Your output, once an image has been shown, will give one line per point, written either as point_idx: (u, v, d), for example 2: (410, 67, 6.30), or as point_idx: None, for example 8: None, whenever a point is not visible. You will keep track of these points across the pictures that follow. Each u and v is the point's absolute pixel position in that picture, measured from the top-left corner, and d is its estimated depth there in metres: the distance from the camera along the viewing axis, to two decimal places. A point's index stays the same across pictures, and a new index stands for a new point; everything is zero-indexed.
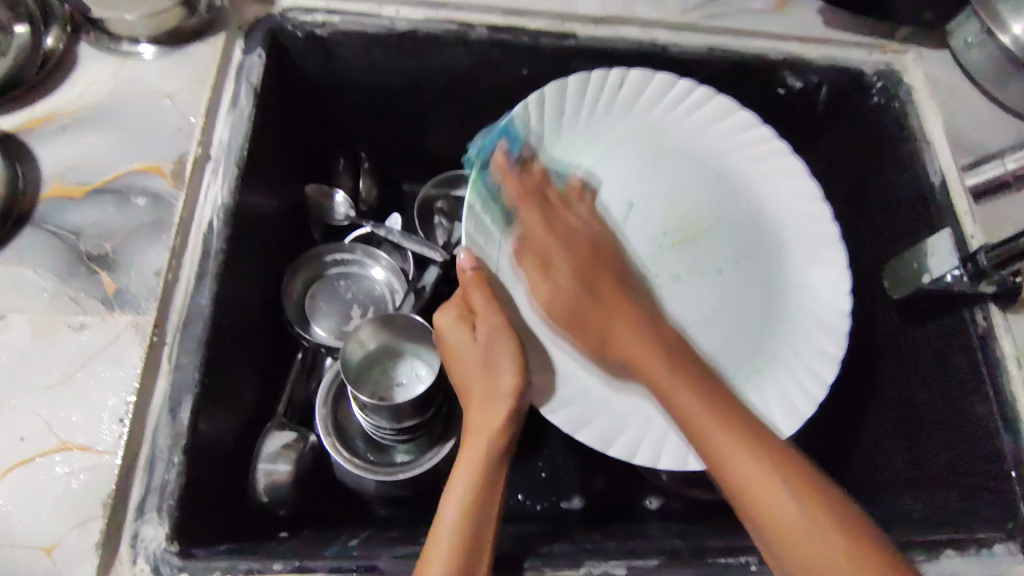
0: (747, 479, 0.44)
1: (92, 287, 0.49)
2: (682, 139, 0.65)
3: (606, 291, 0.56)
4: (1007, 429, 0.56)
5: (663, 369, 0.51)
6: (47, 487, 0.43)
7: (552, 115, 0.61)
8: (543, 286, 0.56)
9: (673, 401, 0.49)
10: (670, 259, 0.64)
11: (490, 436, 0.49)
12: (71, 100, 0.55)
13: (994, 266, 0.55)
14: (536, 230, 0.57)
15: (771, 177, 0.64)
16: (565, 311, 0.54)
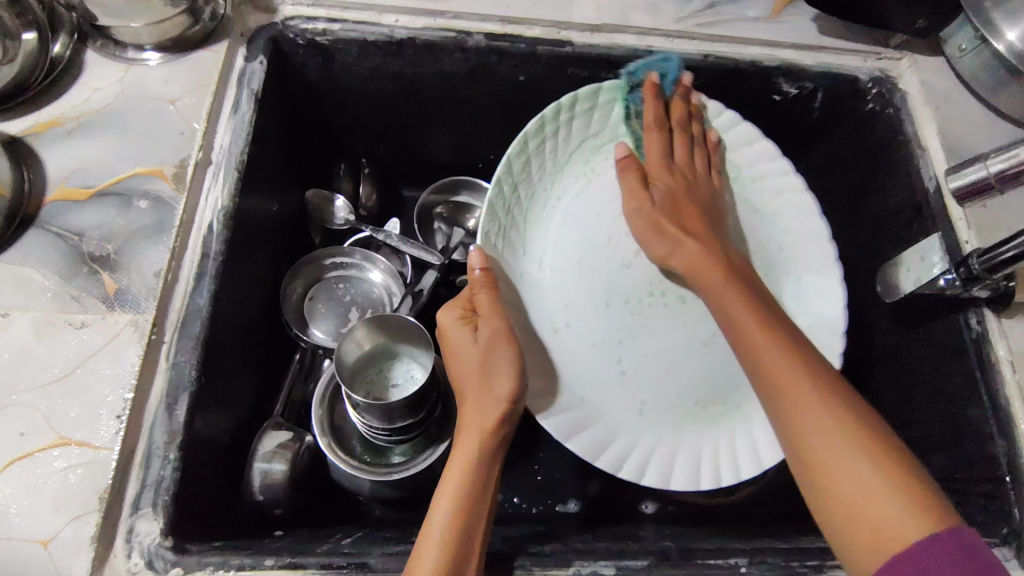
0: (812, 407, 0.43)
1: (94, 287, 0.50)
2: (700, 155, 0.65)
3: (691, 226, 0.55)
4: (1001, 435, 0.56)
5: (754, 322, 0.48)
6: (46, 481, 0.44)
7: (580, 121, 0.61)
8: (633, 199, 0.57)
9: (761, 356, 0.47)
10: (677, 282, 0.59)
11: (485, 435, 0.49)
12: (77, 105, 0.57)
13: (987, 272, 0.55)
14: (660, 161, 0.60)
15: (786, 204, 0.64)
16: (653, 228, 0.55)
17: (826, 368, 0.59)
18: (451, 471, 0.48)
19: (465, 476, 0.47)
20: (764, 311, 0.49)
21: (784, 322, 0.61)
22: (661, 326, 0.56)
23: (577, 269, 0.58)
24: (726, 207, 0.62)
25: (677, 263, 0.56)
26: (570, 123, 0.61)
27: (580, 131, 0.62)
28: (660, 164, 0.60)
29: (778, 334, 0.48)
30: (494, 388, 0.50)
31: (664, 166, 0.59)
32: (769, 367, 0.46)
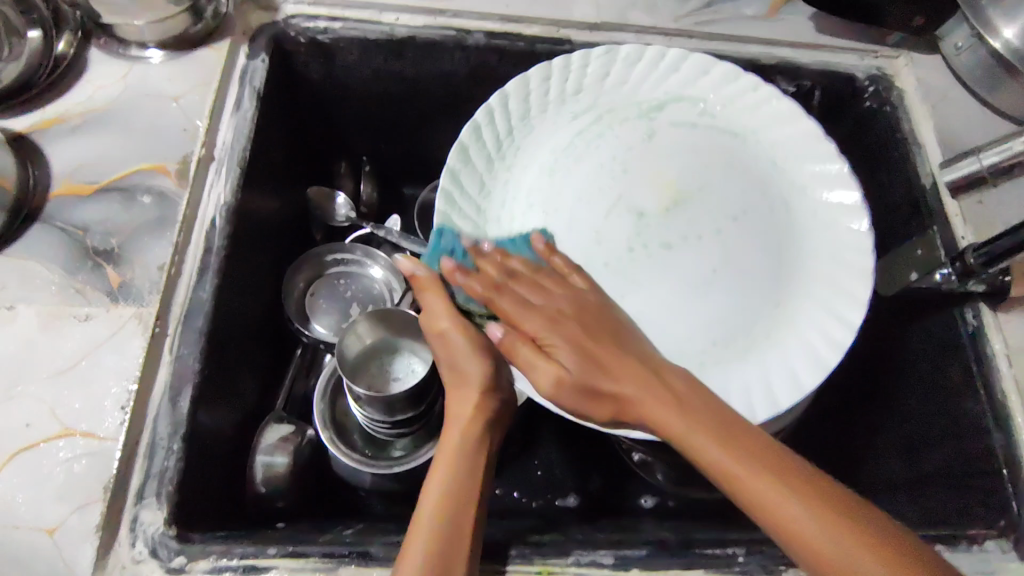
0: (766, 487, 0.42)
1: (98, 281, 0.51)
2: (660, 97, 0.62)
3: (614, 355, 0.50)
4: (997, 428, 0.56)
5: (709, 445, 0.45)
6: (51, 471, 0.44)
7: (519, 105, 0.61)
8: (542, 366, 0.50)
9: (727, 471, 0.44)
10: (662, 223, 0.57)
11: (467, 421, 0.50)
12: (81, 102, 0.58)
13: (982, 265, 0.55)
14: (530, 320, 0.52)
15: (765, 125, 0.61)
16: (576, 387, 0.50)
17: (850, 288, 0.55)
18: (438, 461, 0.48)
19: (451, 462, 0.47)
20: (712, 416, 0.46)
21: (792, 243, 0.57)
22: (653, 276, 0.56)
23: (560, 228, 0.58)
24: (698, 145, 0.60)
25: (599, 402, 0.49)
26: (513, 108, 0.61)
27: (531, 111, 0.62)
28: (547, 317, 0.52)
29: (731, 437, 0.45)
30: (467, 375, 0.52)
31: (551, 326, 0.52)
32: (727, 474, 0.44)
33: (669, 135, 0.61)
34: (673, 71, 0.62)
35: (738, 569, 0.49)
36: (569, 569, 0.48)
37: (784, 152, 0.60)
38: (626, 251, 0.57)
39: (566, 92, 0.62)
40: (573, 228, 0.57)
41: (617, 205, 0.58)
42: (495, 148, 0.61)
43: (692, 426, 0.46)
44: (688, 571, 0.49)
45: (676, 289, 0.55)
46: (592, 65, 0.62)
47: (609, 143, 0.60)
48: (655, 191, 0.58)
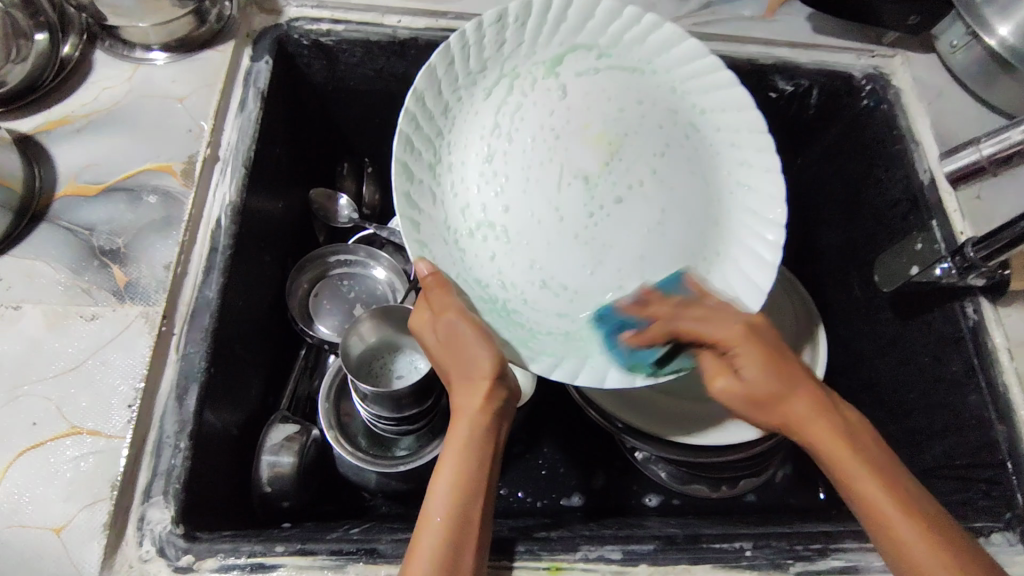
0: (866, 476, 0.42)
1: (105, 280, 0.51)
2: (570, 50, 0.57)
3: (794, 380, 0.46)
4: (1000, 420, 0.56)
5: (847, 454, 0.43)
6: (59, 469, 0.44)
7: (446, 85, 0.54)
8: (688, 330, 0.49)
9: (857, 484, 0.42)
10: (601, 183, 0.56)
11: (476, 416, 0.47)
12: (86, 104, 0.58)
13: (982, 259, 0.55)
14: (721, 326, 0.48)
15: (678, 70, 0.58)
16: (747, 400, 0.46)
17: (770, 188, 0.56)
18: (443, 460, 0.46)
19: (458, 466, 0.45)
20: (857, 437, 0.44)
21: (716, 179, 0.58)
22: (614, 230, 0.55)
23: (520, 202, 0.55)
24: (607, 87, 0.57)
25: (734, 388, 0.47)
26: (433, 105, 0.53)
27: (451, 102, 0.55)
28: (742, 327, 0.48)
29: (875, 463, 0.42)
30: (474, 366, 0.48)
31: (746, 337, 0.47)
32: (808, 432, 0.44)
33: (588, 88, 0.57)
34: (556, 23, 0.56)
35: (745, 563, 0.49)
36: (577, 565, 0.48)
37: (705, 99, 0.58)
38: (587, 216, 0.55)
39: (475, 65, 0.55)
40: (533, 199, 0.55)
41: (563, 176, 0.55)
42: (429, 156, 0.54)
43: (816, 415, 0.45)
44: (696, 565, 0.49)
45: (637, 231, 0.55)
46: (496, 37, 0.55)
47: (532, 109, 0.56)
48: (590, 150, 0.56)
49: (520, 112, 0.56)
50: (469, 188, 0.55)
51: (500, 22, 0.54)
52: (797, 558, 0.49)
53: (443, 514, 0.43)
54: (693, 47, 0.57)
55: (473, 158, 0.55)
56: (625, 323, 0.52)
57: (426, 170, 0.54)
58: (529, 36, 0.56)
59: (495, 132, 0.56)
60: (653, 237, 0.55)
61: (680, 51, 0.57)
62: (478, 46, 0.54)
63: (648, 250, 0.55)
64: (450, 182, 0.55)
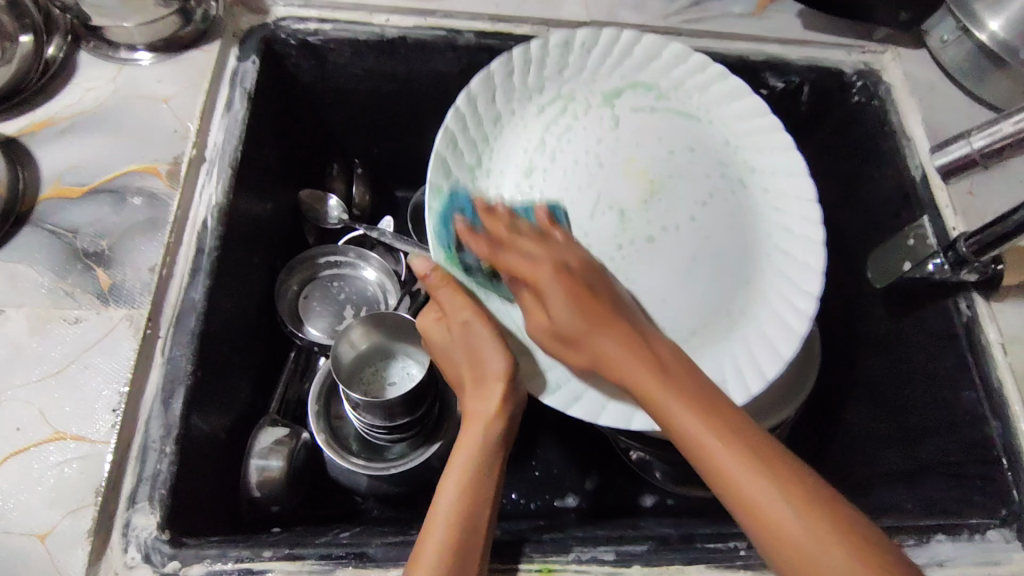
0: (719, 452, 0.40)
1: (89, 283, 0.50)
2: (631, 83, 0.59)
3: (609, 322, 0.46)
4: (995, 416, 0.56)
5: (690, 414, 0.42)
6: (42, 474, 0.44)
7: (501, 96, 0.57)
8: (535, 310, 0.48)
9: (703, 444, 0.41)
10: (639, 217, 0.54)
11: (490, 422, 0.47)
12: (70, 105, 0.57)
13: (975, 254, 0.55)
14: (527, 264, 0.48)
15: (737, 124, 0.59)
16: (559, 341, 0.48)
17: (808, 257, 0.55)
18: (453, 466, 0.46)
19: (466, 471, 0.45)
20: (702, 395, 0.43)
21: (757, 241, 0.56)
22: (643, 267, 0.54)
23: None
24: (662, 126, 0.57)
25: (577, 353, 0.47)
26: (484, 110, 0.56)
27: (503, 113, 0.57)
28: (551, 265, 0.48)
29: (726, 425, 0.42)
30: (489, 372, 0.48)
31: (554, 276, 0.47)
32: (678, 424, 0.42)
33: (642, 121, 0.57)
34: (622, 56, 0.58)
35: (740, 562, 0.48)
36: (570, 567, 0.47)
37: (758, 158, 0.58)
38: (616, 248, 0.54)
39: (533, 82, 0.58)
40: (562, 222, 0.54)
41: (599, 204, 0.54)
42: (471, 159, 0.56)
43: (672, 397, 0.43)
44: (690, 566, 0.48)
45: (665, 275, 0.53)
46: (560, 59, 0.58)
47: (581, 132, 0.57)
48: (631, 183, 0.55)
49: (566, 135, 0.57)
50: (504, 201, 0.56)
51: (568, 47, 0.57)
52: None
53: (449, 516, 0.43)
54: (756, 104, 0.58)
55: (513, 170, 0.57)
56: (465, 219, 0.53)
57: (466, 169, 0.56)
58: (591, 66, 0.58)
59: (539, 152, 0.57)
60: (678, 282, 0.53)
61: (744, 103, 0.58)
62: (538, 66, 0.57)
63: (672, 292, 0.53)
64: (486, 188, 0.57)
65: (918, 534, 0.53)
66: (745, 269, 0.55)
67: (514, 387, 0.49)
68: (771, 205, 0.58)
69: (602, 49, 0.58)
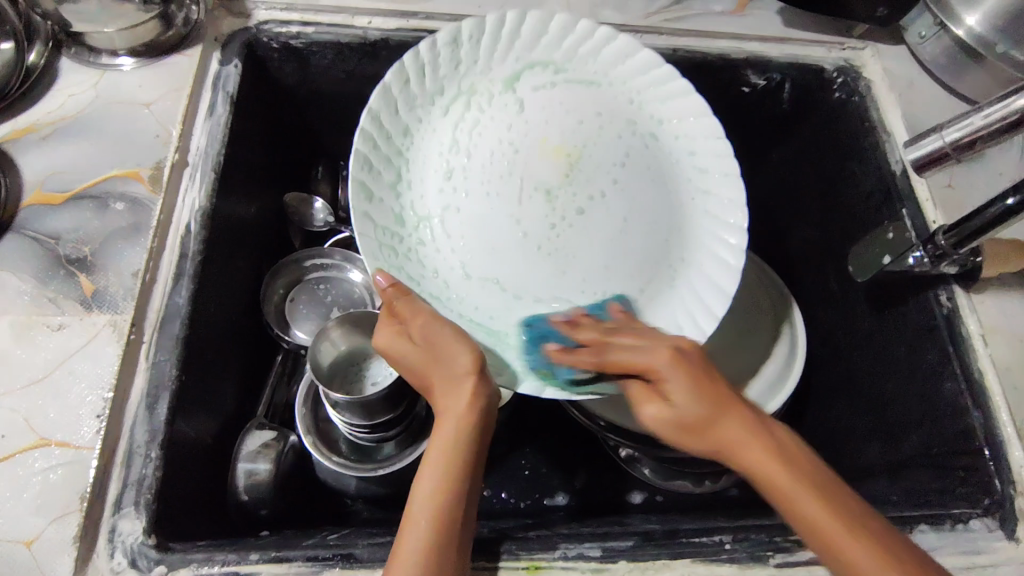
0: (840, 535, 0.40)
1: (72, 289, 0.50)
2: (528, 66, 0.58)
3: (735, 410, 0.45)
4: (976, 407, 0.57)
5: (805, 496, 0.41)
6: (26, 482, 0.43)
7: (406, 107, 0.56)
8: (655, 403, 0.47)
9: (819, 528, 0.41)
10: (565, 197, 0.56)
11: (460, 417, 0.46)
12: (51, 111, 0.57)
13: (953, 247, 0.56)
14: (647, 356, 0.47)
15: (628, 75, 0.59)
16: (678, 428, 0.46)
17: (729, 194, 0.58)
18: (427, 467, 0.46)
19: (440, 472, 0.45)
20: (818, 476, 0.42)
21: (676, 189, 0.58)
22: (579, 239, 0.56)
23: (479, 213, 0.55)
24: (567, 101, 0.58)
25: (701, 442, 0.45)
26: (389, 124, 0.55)
27: (410, 123, 0.56)
28: (668, 352, 0.46)
29: (842, 510, 0.41)
30: (454, 366, 0.48)
31: (672, 363, 0.46)
32: (797, 506, 0.41)
33: (550, 100, 0.58)
34: (512, 41, 0.58)
35: (725, 557, 0.49)
36: (556, 564, 0.48)
37: (662, 109, 0.59)
38: (551, 229, 0.56)
39: (432, 87, 0.56)
40: (494, 215, 0.55)
41: (525, 189, 0.56)
42: (390, 175, 0.55)
43: (788, 479, 0.42)
44: (676, 561, 0.49)
45: (599, 244, 0.56)
46: (451, 57, 0.56)
47: (490, 122, 0.57)
48: (548, 162, 0.56)
49: (478, 134, 0.56)
50: (431, 202, 0.56)
51: (459, 43, 0.56)
52: (777, 550, 0.49)
53: (426, 519, 0.43)
54: (648, 60, 0.59)
55: (433, 175, 0.56)
56: (551, 340, 0.53)
57: (385, 182, 0.55)
58: (488, 59, 0.57)
59: (455, 151, 0.56)
60: (613, 246, 0.56)
61: (636, 58, 0.59)
62: (433, 68, 0.56)
63: (609, 258, 0.56)
64: (410, 199, 0.56)
65: (903, 525, 0.54)
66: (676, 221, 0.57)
67: (482, 379, 0.48)
68: (685, 149, 0.59)
69: (492, 39, 0.57)
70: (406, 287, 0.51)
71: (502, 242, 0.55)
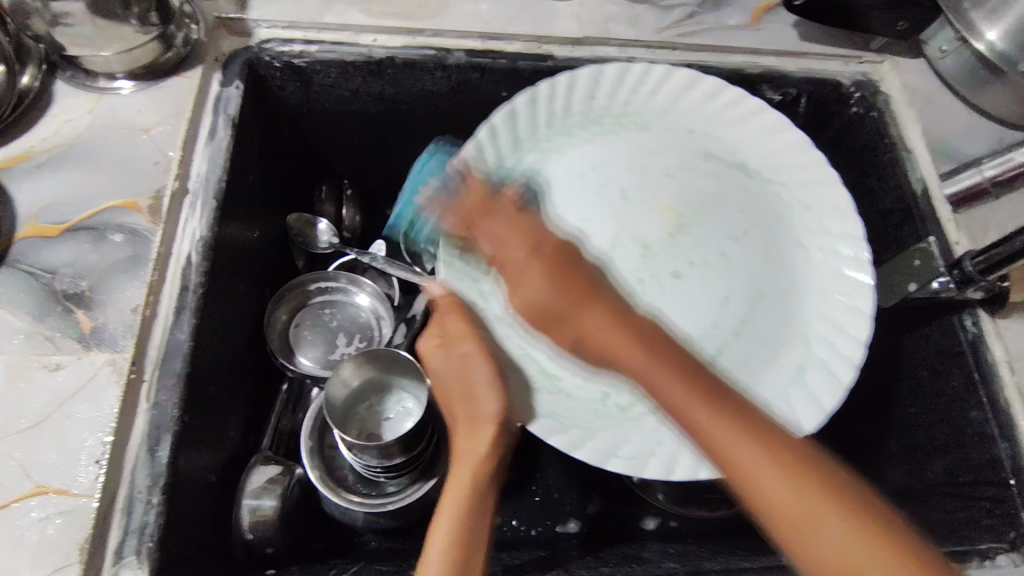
0: (728, 439, 0.39)
1: (69, 326, 0.48)
2: (659, 118, 0.60)
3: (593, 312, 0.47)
4: (1004, 436, 0.55)
5: (700, 411, 0.41)
6: (23, 533, 0.42)
7: (526, 126, 0.60)
8: (519, 296, 0.50)
9: (713, 437, 0.40)
10: (666, 252, 0.51)
11: (480, 461, 0.48)
12: (47, 138, 0.55)
13: (981, 273, 0.54)
14: (503, 238, 0.50)
15: (773, 148, 0.60)
16: (539, 312, 0.49)
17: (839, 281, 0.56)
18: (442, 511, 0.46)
19: (456, 518, 0.45)
20: (711, 385, 0.42)
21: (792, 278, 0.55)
22: (670, 304, 0.50)
23: (564, 256, 0.52)
24: (681, 158, 0.55)
25: (561, 329, 0.49)
26: (508, 140, 0.59)
27: (527, 142, 0.59)
28: (523, 243, 0.50)
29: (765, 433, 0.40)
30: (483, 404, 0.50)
31: (529, 257, 0.49)
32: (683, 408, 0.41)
33: (670, 151, 0.56)
34: (647, 91, 0.61)
35: None
36: None
37: (810, 198, 0.58)
38: (637, 285, 0.50)
39: (560, 117, 0.60)
40: (576, 256, 0.52)
41: (619, 237, 0.51)
42: (493, 186, 0.57)
43: (677, 386, 0.42)
44: None
45: (690, 316, 0.50)
46: (586, 91, 0.60)
47: (602, 159, 0.55)
48: (655, 217, 0.51)
49: (583, 170, 0.54)
50: None
51: (596, 81, 0.60)
52: None
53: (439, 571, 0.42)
54: (794, 141, 0.60)
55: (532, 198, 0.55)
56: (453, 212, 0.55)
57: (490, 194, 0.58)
58: (617, 102, 0.61)
59: (559, 183, 0.55)
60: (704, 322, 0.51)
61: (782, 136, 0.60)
62: (565, 98, 0.60)
63: (700, 331, 0.50)
64: None
65: None
66: (785, 314, 0.54)
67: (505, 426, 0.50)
68: (816, 245, 0.57)
69: (631, 83, 0.61)
70: (461, 303, 0.53)
71: None
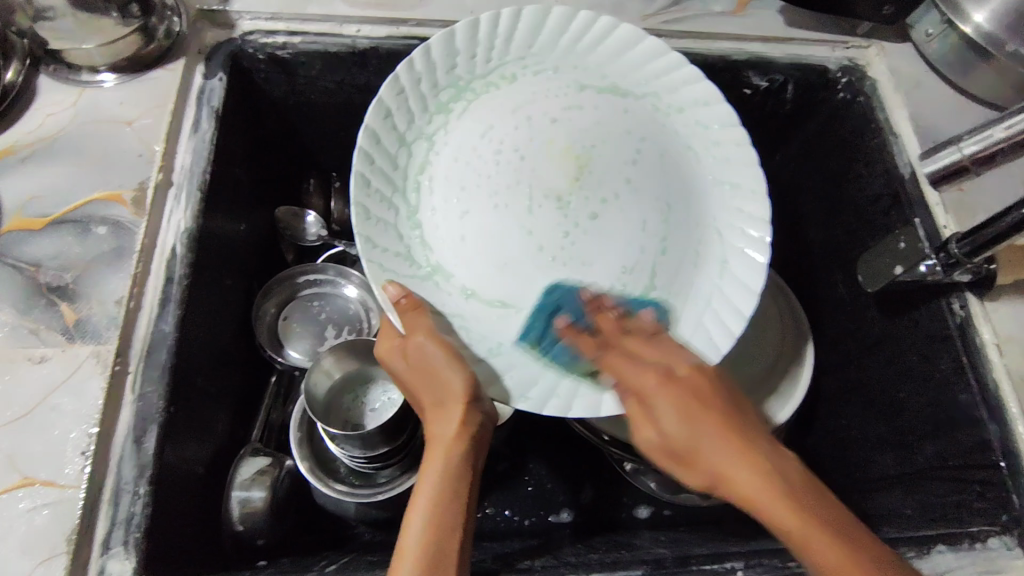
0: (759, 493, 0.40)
1: (53, 319, 0.48)
2: (530, 55, 0.53)
3: (721, 428, 0.43)
4: (992, 419, 0.55)
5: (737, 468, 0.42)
6: (9, 525, 0.42)
7: (403, 121, 0.51)
8: (646, 423, 0.45)
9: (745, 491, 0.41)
10: (575, 201, 0.47)
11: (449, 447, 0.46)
12: (31, 132, 0.55)
13: (966, 256, 0.54)
14: (639, 375, 0.46)
15: (636, 60, 0.54)
16: (666, 451, 0.45)
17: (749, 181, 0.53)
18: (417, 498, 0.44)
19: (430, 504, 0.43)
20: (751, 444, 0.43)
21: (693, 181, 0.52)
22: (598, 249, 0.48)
23: (489, 230, 0.48)
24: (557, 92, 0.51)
25: (689, 468, 0.44)
26: (394, 142, 0.51)
27: (413, 135, 0.51)
28: (658, 376, 0.45)
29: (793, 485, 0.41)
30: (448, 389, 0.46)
31: (661, 387, 0.45)
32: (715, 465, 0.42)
33: (552, 92, 0.51)
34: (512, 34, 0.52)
35: None
36: None
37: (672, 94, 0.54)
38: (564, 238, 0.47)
39: (434, 95, 0.52)
40: (501, 224, 0.47)
41: (533, 197, 0.47)
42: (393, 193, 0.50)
43: (720, 446, 0.43)
44: None
45: (618, 249, 0.48)
46: (447, 59, 0.52)
47: (493, 122, 0.50)
48: (557, 166, 0.48)
49: (480, 140, 0.49)
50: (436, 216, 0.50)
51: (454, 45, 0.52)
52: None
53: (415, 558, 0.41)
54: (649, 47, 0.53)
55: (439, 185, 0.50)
56: (568, 313, 0.47)
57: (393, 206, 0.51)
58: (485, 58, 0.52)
59: (457, 161, 0.50)
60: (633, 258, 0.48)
61: (619, 43, 0.53)
62: (429, 72, 0.52)
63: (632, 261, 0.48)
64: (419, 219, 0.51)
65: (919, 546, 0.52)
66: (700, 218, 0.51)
67: (475, 402, 0.47)
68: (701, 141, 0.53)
69: (492, 34, 0.52)
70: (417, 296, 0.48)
71: (513, 258, 0.47)
